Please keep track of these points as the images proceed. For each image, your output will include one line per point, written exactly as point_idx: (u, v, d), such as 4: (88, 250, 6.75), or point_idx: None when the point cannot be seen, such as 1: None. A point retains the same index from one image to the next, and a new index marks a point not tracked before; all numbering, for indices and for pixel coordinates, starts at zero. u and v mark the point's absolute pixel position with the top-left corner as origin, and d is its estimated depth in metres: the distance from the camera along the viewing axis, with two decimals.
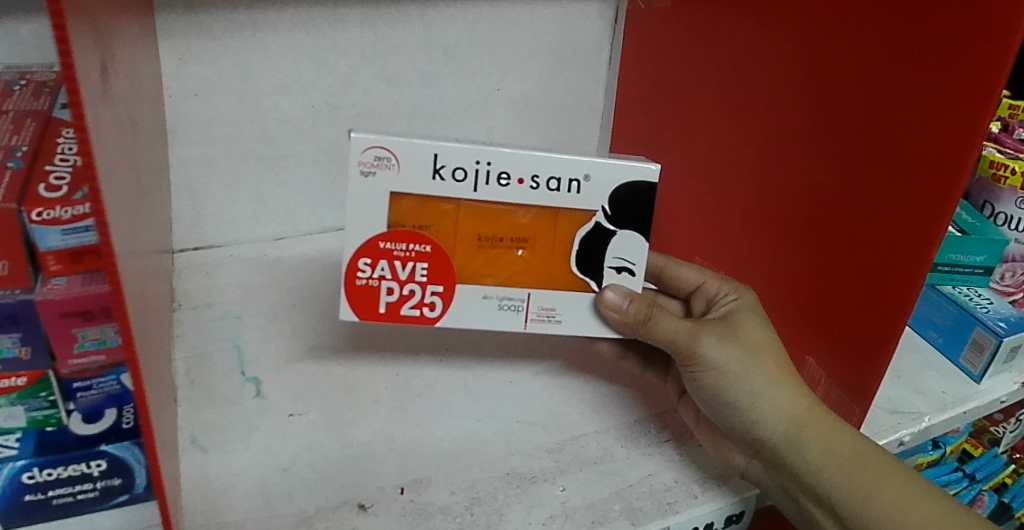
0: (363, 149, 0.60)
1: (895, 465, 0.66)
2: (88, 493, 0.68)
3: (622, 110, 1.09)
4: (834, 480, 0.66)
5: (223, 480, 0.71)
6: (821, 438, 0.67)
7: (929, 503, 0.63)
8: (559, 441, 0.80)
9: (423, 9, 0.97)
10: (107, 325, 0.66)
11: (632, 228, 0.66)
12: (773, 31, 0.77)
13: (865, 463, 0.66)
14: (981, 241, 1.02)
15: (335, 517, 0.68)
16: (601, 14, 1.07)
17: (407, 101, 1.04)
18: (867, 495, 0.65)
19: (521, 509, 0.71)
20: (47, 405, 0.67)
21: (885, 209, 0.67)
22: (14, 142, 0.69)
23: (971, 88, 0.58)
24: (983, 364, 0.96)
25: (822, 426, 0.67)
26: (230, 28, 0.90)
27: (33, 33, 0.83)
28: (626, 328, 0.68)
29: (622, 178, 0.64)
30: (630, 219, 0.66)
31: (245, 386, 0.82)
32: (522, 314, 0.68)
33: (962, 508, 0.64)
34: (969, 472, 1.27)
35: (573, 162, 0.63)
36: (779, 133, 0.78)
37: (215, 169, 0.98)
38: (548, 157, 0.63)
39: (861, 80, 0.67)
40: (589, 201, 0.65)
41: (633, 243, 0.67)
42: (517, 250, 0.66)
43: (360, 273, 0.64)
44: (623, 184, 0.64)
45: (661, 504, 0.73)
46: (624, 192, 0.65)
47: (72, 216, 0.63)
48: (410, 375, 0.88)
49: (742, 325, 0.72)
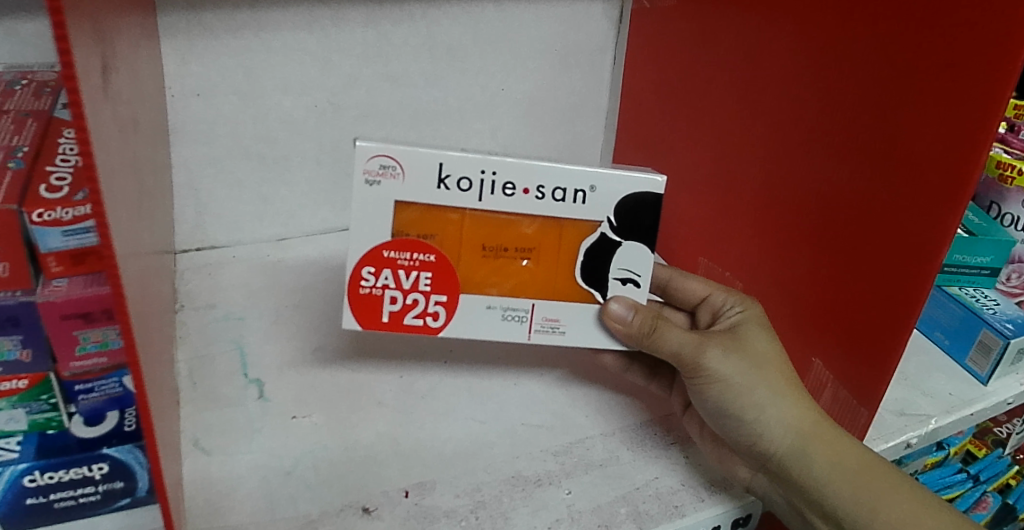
0: (369, 157, 0.60)
1: (902, 479, 0.66)
2: (90, 497, 0.67)
3: (627, 110, 1.09)
4: (841, 494, 0.66)
5: (226, 483, 0.71)
6: (827, 452, 0.67)
7: (935, 518, 0.64)
8: (565, 444, 0.79)
9: (426, 9, 0.96)
10: (109, 327, 0.65)
11: (638, 239, 0.65)
12: (781, 32, 0.77)
13: (870, 479, 0.66)
14: (988, 242, 1.01)
15: (339, 520, 0.67)
16: (605, 14, 1.06)
17: (410, 101, 1.03)
18: (873, 509, 0.64)
19: (527, 512, 0.70)
20: (48, 408, 0.66)
21: (894, 212, 0.66)
22: (15, 142, 0.68)
23: (980, 91, 0.57)
24: (990, 365, 0.96)
25: (828, 440, 0.67)
26: (232, 27, 0.90)
27: (34, 32, 0.83)
28: (631, 340, 0.67)
29: (627, 189, 0.64)
30: (636, 230, 0.65)
31: (248, 388, 0.82)
32: (526, 325, 0.67)
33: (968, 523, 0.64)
34: (973, 472, 1.27)
35: (578, 173, 0.63)
36: (788, 135, 0.77)
37: (217, 169, 0.98)
38: (553, 167, 0.63)
39: (871, 81, 0.66)
40: (594, 212, 0.64)
41: (640, 254, 0.66)
42: (521, 260, 0.65)
43: (363, 281, 0.64)
44: (630, 195, 0.64)
45: (667, 508, 0.72)
46: (631, 203, 0.64)
47: (73, 217, 0.63)
48: (414, 377, 0.87)
49: (748, 338, 0.72)
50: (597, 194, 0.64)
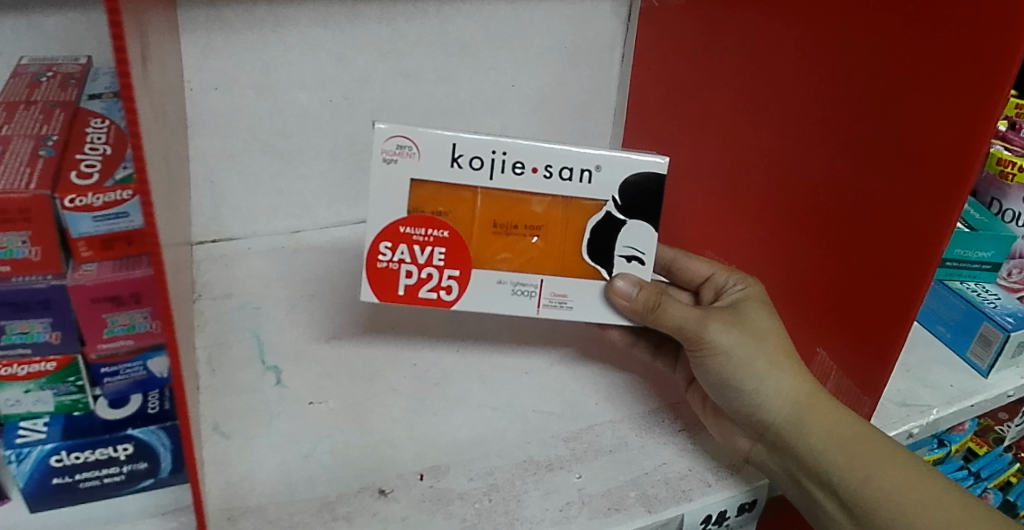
0: (386, 138, 0.62)
1: (897, 447, 0.67)
2: (114, 477, 0.69)
3: (635, 107, 1.11)
4: (835, 460, 0.67)
5: (246, 466, 0.72)
6: (822, 421, 0.68)
7: (928, 483, 0.64)
8: (575, 430, 0.81)
9: (440, 6, 0.98)
10: (137, 310, 0.68)
11: (642, 217, 0.67)
12: (786, 25, 0.78)
13: (865, 448, 0.66)
14: (988, 237, 1.04)
15: (356, 502, 0.69)
16: (614, 12, 1.08)
17: (423, 96, 1.05)
18: (866, 475, 0.65)
19: (538, 495, 0.72)
20: (75, 390, 0.69)
21: (895, 203, 0.68)
22: (44, 131, 0.70)
23: (984, 78, 0.58)
24: (991, 358, 0.97)
25: (823, 410, 0.69)
26: (250, 22, 0.92)
27: (58, 26, 0.85)
28: (636, 315, 0.69)
29: (630, 170, 0.66)
30: (640, 209, 0.67)
31: (266, 374, 0.84)
32: (535, 299, 0.69)
33: (962, 491, 0.64)
34: (975, 470, 1.28)
35: (584, 154, 0.65)
36: (792, 130, 0.79)
37: (234, 162, 1.00)
38: (560, 148, 0.65)
39: (876, 70, 0.68)
40: (600, 191, 0.66)
41: (643, 232, 0.68)
42: (531, 237, 0.67)
43: (381, 255, 0.66)
44: (632, 175, 0.66)
45: (676, 492, 0.74)
46: (637, 182, 0.66)
47: (104, 203, 0.65)
48: (427, 365, 0.89)
49: (749, 314, 0.74)
50: (609, 182, 0.66)
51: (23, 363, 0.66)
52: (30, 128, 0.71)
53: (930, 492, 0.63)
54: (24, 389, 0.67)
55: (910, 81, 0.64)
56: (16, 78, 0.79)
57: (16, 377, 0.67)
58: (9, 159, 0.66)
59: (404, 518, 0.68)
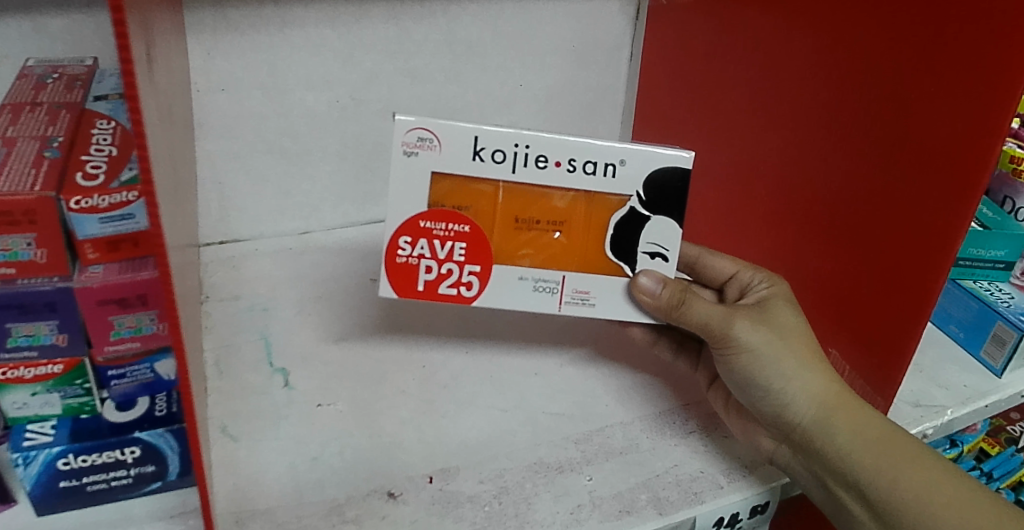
0: (407, 130, 0.62)
1: (928, 450, 0.65)
2: (122, 480, 0.68)
3: (644, 107, 1.10)
4: (863, 462, 0.65)
5: (254, 469, 0.71)
6: (851, 421, 0.67)
7: (957, 487, 0.62)
8: (585, 432, 0.80)
9: (447, 6, 0.98)
10: (143, 313, 0.68)
11: (666, 213, 0.66)
12: (796, 21, 0.77)
13: (891, 448, 0.65)
14: (1002, 235, 1.02)
15: (365, 505, 0.68)
16: (623, 11, 1.07)
17: (431, 96, 1.04)
18: (894, 478, 0.63)
19: (549, 498, 0.71)
20: (82, 393, 0.69)
21: (910, 200, 0.67)
22: (50, 132, 0.70)
23: (1001, 70, 0.57)
24: (1004, 358, 0.96)
25: (851, 410, 0.67)
26: (257, 23, 0.91)
27: (64, 27, 0.85)
28: (660, 313, 0.68)
29: (653, 165, 0.65)
30: (664, 204, 0.66)
31: (273, 376, 0.83)
32: (557, 296, 0.68)
33: (995, 498, 0.62)
34: (986, 470, 1.26)
35: (608, 147, 0.64)
36: (803, 127, 0.78)
37: (240, 163, 1.00)
38: (583, 141, 0.64)
39: (888, 65, 0.67)
40: (623, 186, 0.65)
41: (667, 227, 0.67)
42: (554, 232, 0.67)
43: (400, 250, 0.65)
44: (656, 170, 0.65)
45: (687, 494, 0.73)
46: (659, 176, 0.65)
47: (109, 204, 0.65)
48: (436, 366, 0.88)
49: (773, 310, 0.73)
50: (633, 174, 0.65)
51: (30, 366, 0.66)
52: (36, 129, 0.71)
53: (959, 496, 0.61)
54: (31, 391, 0.67)
55: (920, 80, 0.63)
56: (23, 80, 0.79)
57: (23, 380, 0.66)
58: (14, 160, 0.66)
59: (413, 520, 0.67)
